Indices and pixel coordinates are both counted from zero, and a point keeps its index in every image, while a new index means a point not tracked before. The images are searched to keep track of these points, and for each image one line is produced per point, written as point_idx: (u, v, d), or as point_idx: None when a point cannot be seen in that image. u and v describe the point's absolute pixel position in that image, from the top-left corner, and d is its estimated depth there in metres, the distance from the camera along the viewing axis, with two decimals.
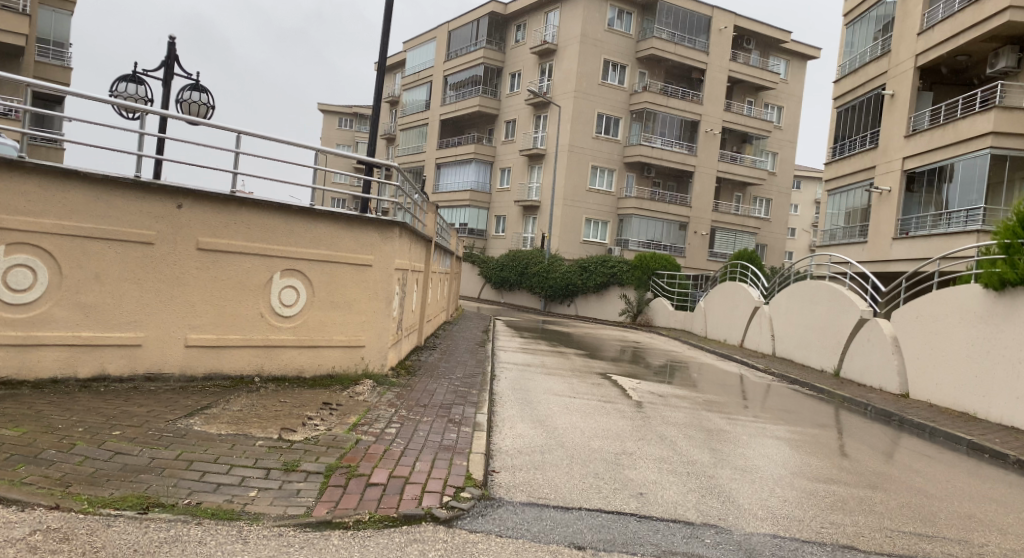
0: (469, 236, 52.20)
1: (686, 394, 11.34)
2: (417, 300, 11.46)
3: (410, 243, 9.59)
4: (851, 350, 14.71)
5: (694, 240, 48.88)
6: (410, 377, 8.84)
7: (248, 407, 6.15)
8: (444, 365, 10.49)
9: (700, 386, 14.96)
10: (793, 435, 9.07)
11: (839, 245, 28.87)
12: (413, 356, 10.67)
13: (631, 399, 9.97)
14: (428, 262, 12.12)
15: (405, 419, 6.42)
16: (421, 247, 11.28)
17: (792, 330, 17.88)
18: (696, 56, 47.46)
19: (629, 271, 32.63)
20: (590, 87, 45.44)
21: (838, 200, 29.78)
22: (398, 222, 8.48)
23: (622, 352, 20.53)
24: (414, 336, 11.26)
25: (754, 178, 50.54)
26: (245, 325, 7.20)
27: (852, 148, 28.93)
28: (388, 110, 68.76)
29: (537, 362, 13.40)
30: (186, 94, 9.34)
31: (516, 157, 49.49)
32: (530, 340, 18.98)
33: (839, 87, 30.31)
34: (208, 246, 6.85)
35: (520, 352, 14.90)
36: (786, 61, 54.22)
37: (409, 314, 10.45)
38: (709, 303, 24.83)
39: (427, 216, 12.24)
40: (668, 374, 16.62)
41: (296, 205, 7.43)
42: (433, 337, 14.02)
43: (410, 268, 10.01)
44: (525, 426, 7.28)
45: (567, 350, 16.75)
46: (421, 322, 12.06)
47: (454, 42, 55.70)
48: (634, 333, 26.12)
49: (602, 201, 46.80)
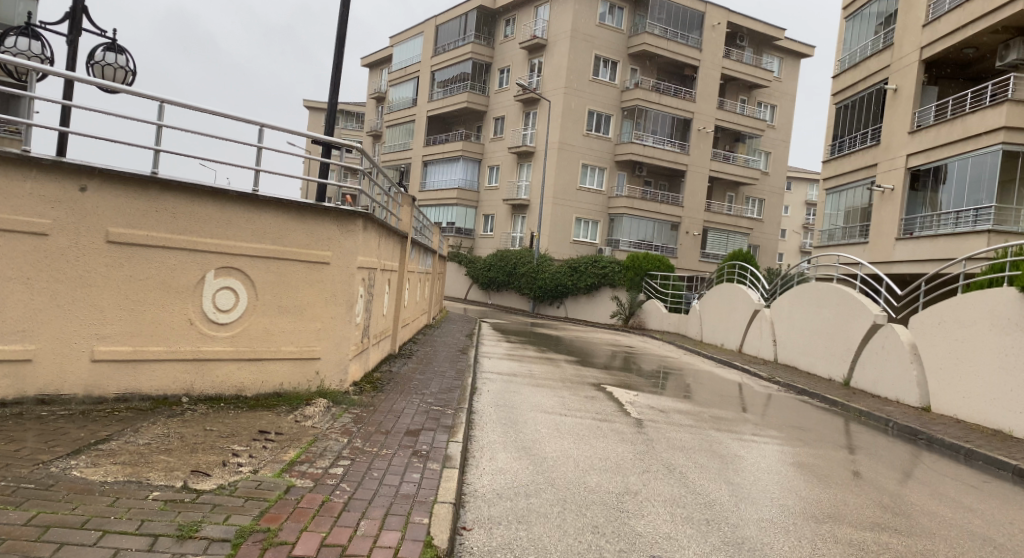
0: (456, 235, 50.96)
1: (688, 408, 10.22)
2: (390, 301, 10.31)
3: (377, 238, 8.43)
4: (863, 359, 13.65)
5: (686, 240, 47.91)
6: (376, 391, 7.70)
7: (160, 439, 4.91)
8: (417, 375, 9.34)
9: (700, 397, 13.84)
10: (816, 459, 7.94)
11: (838, 245, 27.95)
12: (383, 366, 9.49)
13: (630, 417, 8.81)
14: (403, 260, 10.95)
15: (358, 452, 5.23)
16: (395, 242, 10.11)
17: (796, 335, 16.79)
18: (689, 53, 46.50)
19: (621, 271, 31.49)
20: (581, 83, 44.35)
21: (837, 199, 28.83)
22: (362, 214, 7.36)
23: (614, 357, 19.39)
24: (385, 342, 10.11)
25: (747, 178, 49.67)
26: (169, 334, 5.99)
27: (852, 145, 27.99)
28: (374, 107, 67.38)
29: (524, 370, 12.24)
30: (99, 54, 8.17)
31: (505, 155, 48.31)
32: (517, 344, 17.81)
33: (838, 82, 29.35)
34: (121, 238, 5.63)
35: (505, 359, 13.72)
36: (779, 59, 53.39)
37: (378, 317, 9.30)
38: (706, 306, 23.76)
39: (403, 209, 11.03)
40: (665, 382, 15.50)
41: (234, 190, 6.24)
42: (410, 342, 12.81)
43: (380, 267, 8.86)
44: (507, 455, 6.09)
45: (557, 357, 15.58)
46: (394, 326, 10.91)
47: (442, 37, 54.47)
48: (626, 336, 25.03)
49: (592, 200, 45.72)
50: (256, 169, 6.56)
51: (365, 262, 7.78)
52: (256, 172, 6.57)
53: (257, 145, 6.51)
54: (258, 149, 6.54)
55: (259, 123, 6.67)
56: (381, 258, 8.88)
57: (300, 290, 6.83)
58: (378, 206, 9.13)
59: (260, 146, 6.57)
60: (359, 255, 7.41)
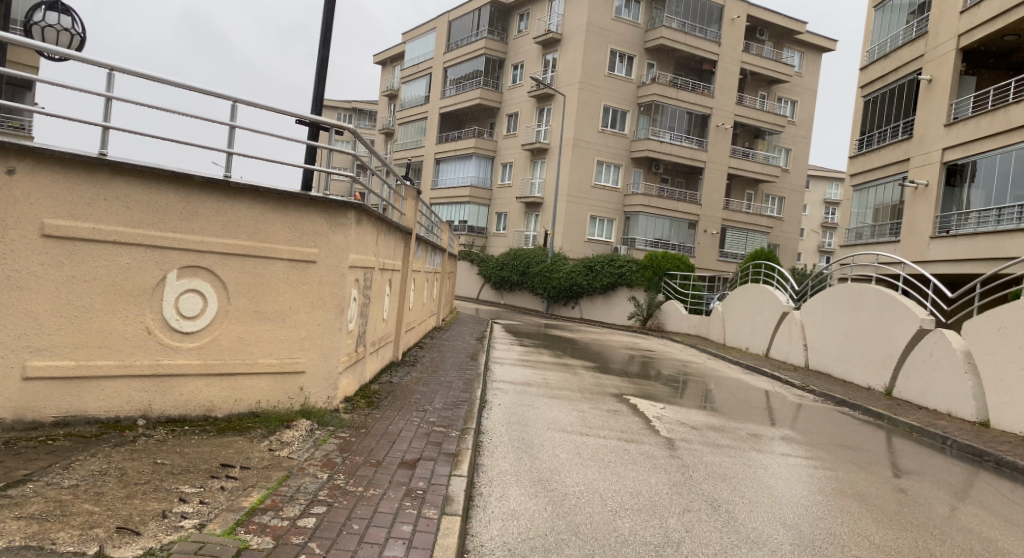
0: (468, 234, 50.05)
1: (721, 424, 9.22)
2: (392, 303, 9.36)
3: (375, 234, 7.50)
4: (907, 367, 12.57)
5: (704, 239, 46.75)
6: (371, 409, 6.76)
7: (91, 478, 3.96)
8: (421, 387, 8.39)
9: (729, 405, 12.82)
10: (875, 487, 6.90)
11: (867, 244, 26.75)
12: (382, 377, 8.55)
13: (660, 435, 7.83)
14: (406, 258, 10.02)
15: (339, 493, 4.27)
16: (397, 239, 9.17)
17: (830, 340, 15.70)
18: (707, 47, 45.28)
19: (639, 271, 30.44)
20: (597, 78, 43.31)
21: (865, 196, 27.59)
22: (355, 205, 6.42)
23: (633, 361, 18.40)
24: (386, 348, 9.17)
25: (767, 175, 48.38)
26: (121, 346, 5.05)
27: (881, 140, 26.75)
28: (386, 104, 66.63)
29: (538, 379, 11.26)
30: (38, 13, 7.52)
31: (519, 152, 47.36)
32: (530, 348, 16.84)
33: (865, 74, 28.10)
34: (60, 231, 4.71)
35: (518, 366, 12.75)
36: (800, 54, 52.01)
37: (378, 322, 8.37)
38: (729, 307, 22.70)
39: (406, 203, 10.08)
40: (689, 389, 14.48)
41: (200, 175, 5.32)
42: (415, 348, 11.87)
43: (378, 266, 7.93)
44: (521, 491, 5.13)
45: (575, 362, 14.63)
46: (397, 331, 9.97)
47: (454, 32, 53.58)
48: (645, 338, 24.01)
49: (608, 198, 44.64)
50: (229, 151, 5.64)
51: (359, 261, 6.86)
52: (229, 154, 5.65)
53: (230, 122, 5.60)
54: (231, 127, 5.63)
55: (233, 98, 5.76)
56: (379, 254, 7.95)
57: (282, 292, 5.91)
58: (377, 197, 8.19)
59: (235, 122, 5.65)
60: (353, 252, 6.48)
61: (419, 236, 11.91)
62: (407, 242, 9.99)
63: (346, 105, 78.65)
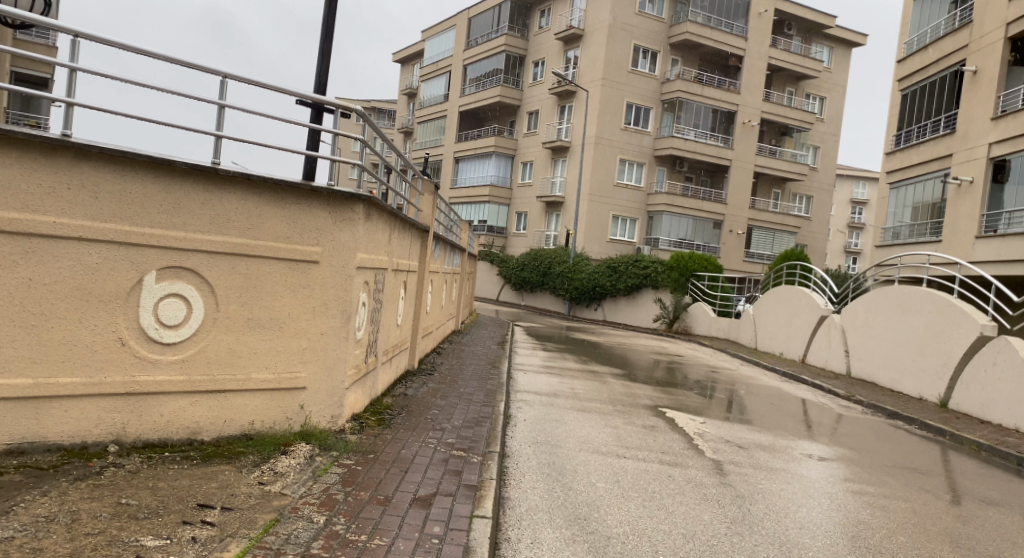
0: (488, 234, 49.33)
1: (768, 442, 8.36)
2: (407, 307, 8.61)
3: (388, 231, 6.73)
4: (964, 377, 11.57)
5: (730, 239, 45.62)
6: (383, 428, 6.00)
7: (31, 528, 3.23)
8: (439, 400, 7.63)
9: (770, 415, 11.90)
10: (960, 521, 5.95)
11: (905, 244, 25.57)
12: (396, 390, 7.80)
13: (706, 458, 6.98)
14: (423, 258, 9.25)
15: (334, 545, 3.49)
16: (413, 236, 8.42)
17: (876, 346, 14.71)
18: (732, 42, 44.10)
19: (665, 273, 29.44)
20: (620, 74, 42.36)
21: (903, 194, 26.37)
22: (362, 198, 5.65)
23: (661, 366, 17.50)
24: (401, 355, 8.43)
25: (795, 173, 47.07)
26: (89, 360, 4.33)
27: (920, 135, 25.52)
28: (405, 103, 66.16)
29: (565, 388, 10.44)
30: None
31: (540, 150, 46.55)
32: (554, 353, 16.02)
33: (903, 67, 26.87)
34: (14, 226, 4.00)
35: (544, 374, 11.97)
36: (829, 49, 50.58)
37: (391, 328, 7.62)
38: (761, 310, 21.71)
39: (423, 198, 9.32)
40: (723, 397, 13.57)
41: (182, 162, 4.60)
42: (433, 355, 11.12)
43: (392, 267, 7.17)
44: (556, 536, 4.31)
45: (602, 369, 13.79)
46: (413, 337, 9.23)
47: (474, 29, 52.88)
48: (671, 342, 23.09)
49: (630, 197, 43.66)
50: (217, 135, 4.89)
51: (370, 263, 6.09)
52: (218, 138, 4.91)
53: (217, 104, 4.86)
54: (219, 108, 4.88)
55: (223, 74, 5.02)
56: (393, 252, 7.20)
57: (279, 297, 5.17)
58: (391, 190, 7.43)
59: (224, 103, 4.91)
60: (361, 252, 5.73)
61: (437, 234, 11.16)
62: (425, 241, 9.23)
63: (365, 105, 78.39)
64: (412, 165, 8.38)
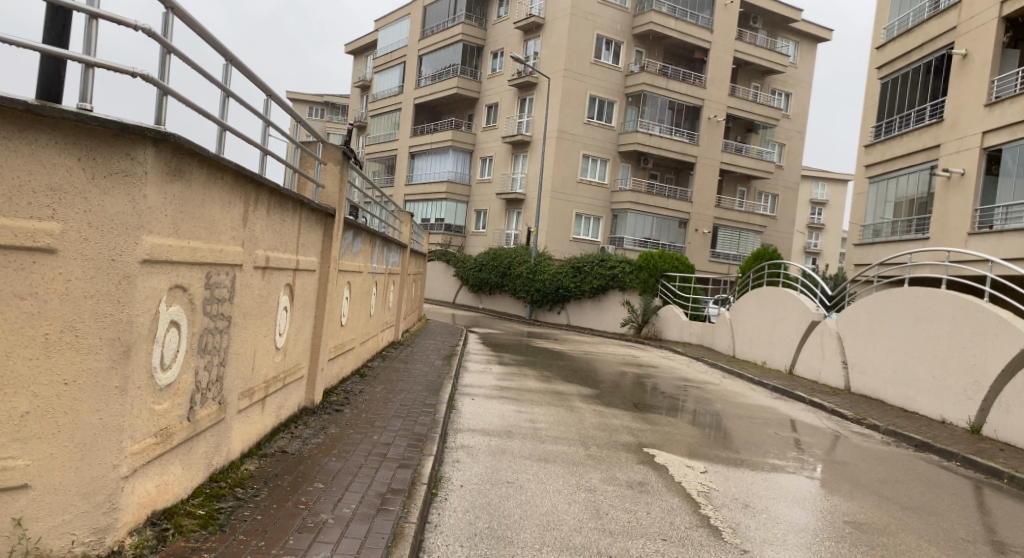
0: (445, 233, 46.74)
1: (799, 506, 6.15)
2: (295, 319, 6.04)
3: (233, 205, 4.20)
4: (1005, 399, 9.59)
5: (696, 238, 44.02)
6: (206, 535, 3.51)
7: None
8: (335, 462, 5.16)
9: (775, 443, 9.66)
10: None
11: (887, 243, 24.05)
12: (271, 446, 5.27)
13: (730, 547, 4.71)
14: (326, 252, 6.69)
15: None
16: (302, 219, 5.86)
17: (881, 358, 12.79)
18: (698, 33, 42.49)
19: (633, 273, 27.31)
20: (582, 65, 40.35)
21: (884, 189, 24.80)
22: (151, 138, 3.08)
23: (633, 379, 15.23)
24: (286, 388, 5.90)
25: (761, 171, 45.79)
26: None
27: (903, 126, 24.01)
28: (358, 97, 63.12)
29: (525, 422, 8.16)
30: None
31: (499, 145, 44.23)
32: (511, 366, 13.73)
33: (882, 54, 25.36)
34: None
35: (497, 400, 9.53)
36: (795, 43, 49.47)
37: (259, 355, 5.08)
38: (741, 313, 19.71)
39: (325, 169, 6.71)
40: (711, 418, 11.45)
41: None
42: (352, 381, 8.57)
43: (252, 263, 4.65)
44: None
45: (569, 388, 11.44)
46: (311, 360, 6.67)
47: (430, 18, 50.34)
48: (641, 349, 21.01)
49: (594, 194, 41.67)
50: None
51: (188, 253, 3.58)
52: None
53: None
54: None
55: None
56: (256, 239, 4.70)
57: None
58: (257, 145, 4.88)
59: None
60: (153, 233, 3.20)
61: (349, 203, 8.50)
62: (328, 229, 6.65)
63: (318, 99, 75.10)
64: (298, 116, 5.80)
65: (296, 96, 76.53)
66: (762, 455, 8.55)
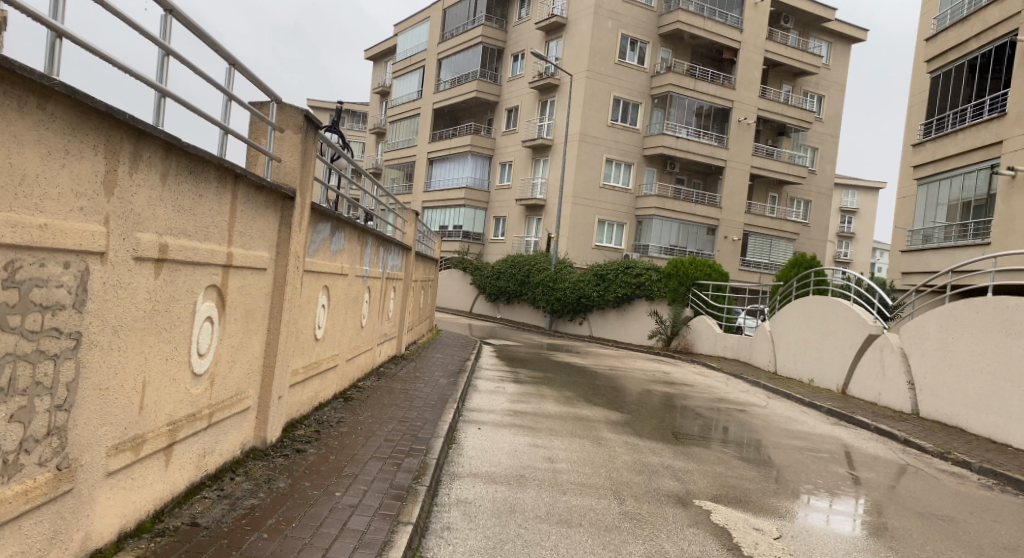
0: (462, 240, 45.22)
1: None
2: (233, 333, 4.48)
3: (68, 160, 2.57)
4: None
5: (724, 246, 42.09)
6: None
7: None
8: (266, 542, 3.53)
9: (849, 481, 7.84)
10: None
11: (939, 249, 22.10)
12: (177, 516, 3.67)
13: None
14: (282, 248, 5.15)
15: None
16: (239, 196, 4.29)
17: (959, 378, 10.96)
18: (727, 33, 40.77)
19: (662, 281, 25.50)
20: (606, 66, 38.82)
21: (936, 190, 22.82)
22: None
23: (665, 398, 13.43)
24: (217, 426, 4.32)
25: (793, 176, 43.84)
26: None
27: (957, 122, 22.11)
28: (376, 103, 62.13)
29: (542, 462, 6.55)
30: None
31: (519, 149, 42.75)
32: (527, 384, 12.13)
33: (933, 46, 23.47)
34: None
35: (510, 428, 7.93)
36: (828, 43, 47.46)
37: (158, 387, 3.49)
38: (783, 326, 17.90)
39: (281, 138, 5.15)
40: (760, 445, 9.73)
41: None
42: (332, 409, 7.02)
43: (130, 252, 3.06)
44: None
45: (595, 413, 9.72)
46: (261, 385, 5.10)
47: (449, 21, 49.17)
48: (671, 363, 19.25)
49: (617, 199, 40.01)
50: None
51: None
52: None
53: None
54: None
55: None
56: (140, 219, 3.13)
57: None
58: (148, 80, 3.30)
59: None
60: None
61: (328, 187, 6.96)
62: (283, 217, 5.12)
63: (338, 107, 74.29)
64: (228, 60, 4.28)
65: (316, 104, 75.88)
66: (837, 501, 6.70)
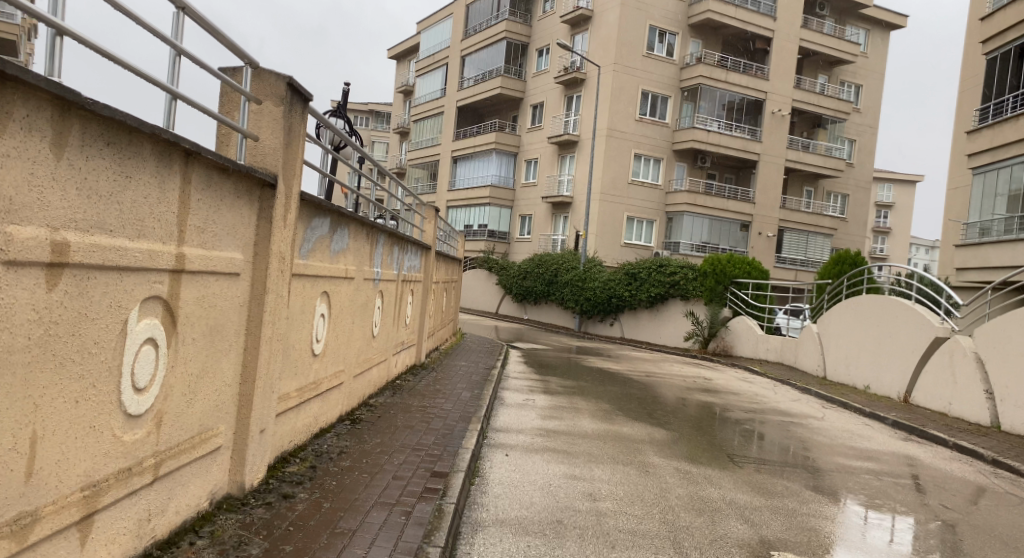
0: (488, 240, 44.27)
1: None
2: (190, 357, 3.49)
3: None
4: None
5: (759, 242, 40.55)
6: None
7: None
8: None
9: (941, 513, 6.64)
10: None
11: (997, 243, 20.51)
12: None
13: None
14: (262, 247, 4.16)
15: None
16: (192, 180, 3.29)
17: None
18: (759, 21, 39.20)
19: (698, 280, 24.22)
20: (633, 58, 37.58)
21: (993, 179, 21.10)
22: None
23: (711, 407, 12.24)
24: (161, 486, 3.27)
25: (830, 169, 42.10)
26: None
27: (1016, 106, 20.51)
28: (400, 103, 61.46)
29: (583, 500, 5.47)
30: None
31: (545, 146, 41.69)
32: (557, 394, 11.08)
33: (989, 26, 21.84)
34: None
35: (543, 456, 6.87)
36: (866, 31, 45.52)
37: (54, 443, 2.47)
38: (832, 327, 16.60)
39: (257, 111, 4.15)
40: (823, 465, 8.57)
41: None
42: (335, 435, 6.07)
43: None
44: None
45: (638, 432, 8.60)
46: (236, 418, 4.13)
47: (473, 17, 48.25)
48: (710, 368, 18.03)
49: (647, 195, 38.74)
50: None
51: None
52: None
53: None
54: None
55: None
56: (5, 207, 2.11)
57: None
58: (34, 11, 2.30)
59: None
60: None
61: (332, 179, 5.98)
62: (260, 208, 4.13)
63: (363, 108, 73.84)
64: (175, 2, 3.29)
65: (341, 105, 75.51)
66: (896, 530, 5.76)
